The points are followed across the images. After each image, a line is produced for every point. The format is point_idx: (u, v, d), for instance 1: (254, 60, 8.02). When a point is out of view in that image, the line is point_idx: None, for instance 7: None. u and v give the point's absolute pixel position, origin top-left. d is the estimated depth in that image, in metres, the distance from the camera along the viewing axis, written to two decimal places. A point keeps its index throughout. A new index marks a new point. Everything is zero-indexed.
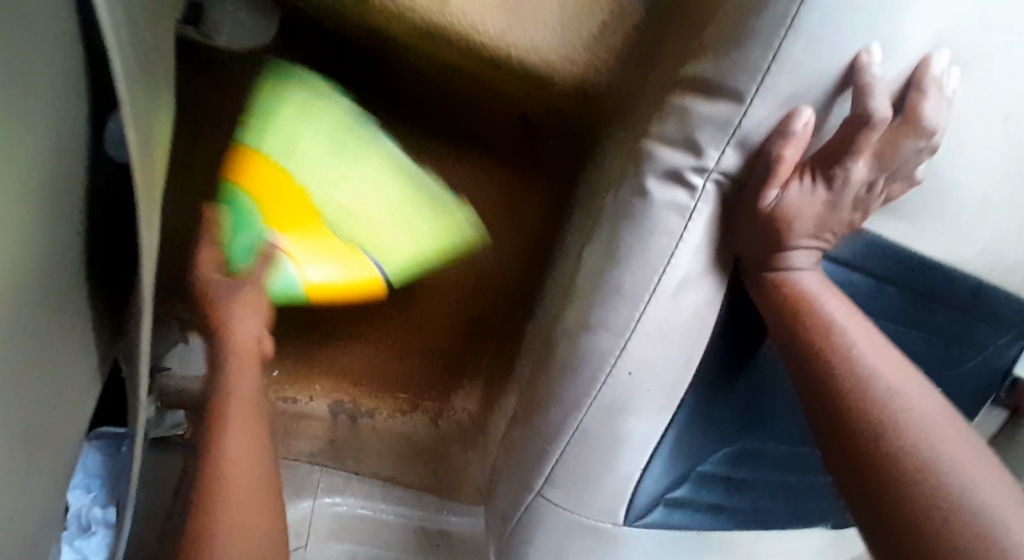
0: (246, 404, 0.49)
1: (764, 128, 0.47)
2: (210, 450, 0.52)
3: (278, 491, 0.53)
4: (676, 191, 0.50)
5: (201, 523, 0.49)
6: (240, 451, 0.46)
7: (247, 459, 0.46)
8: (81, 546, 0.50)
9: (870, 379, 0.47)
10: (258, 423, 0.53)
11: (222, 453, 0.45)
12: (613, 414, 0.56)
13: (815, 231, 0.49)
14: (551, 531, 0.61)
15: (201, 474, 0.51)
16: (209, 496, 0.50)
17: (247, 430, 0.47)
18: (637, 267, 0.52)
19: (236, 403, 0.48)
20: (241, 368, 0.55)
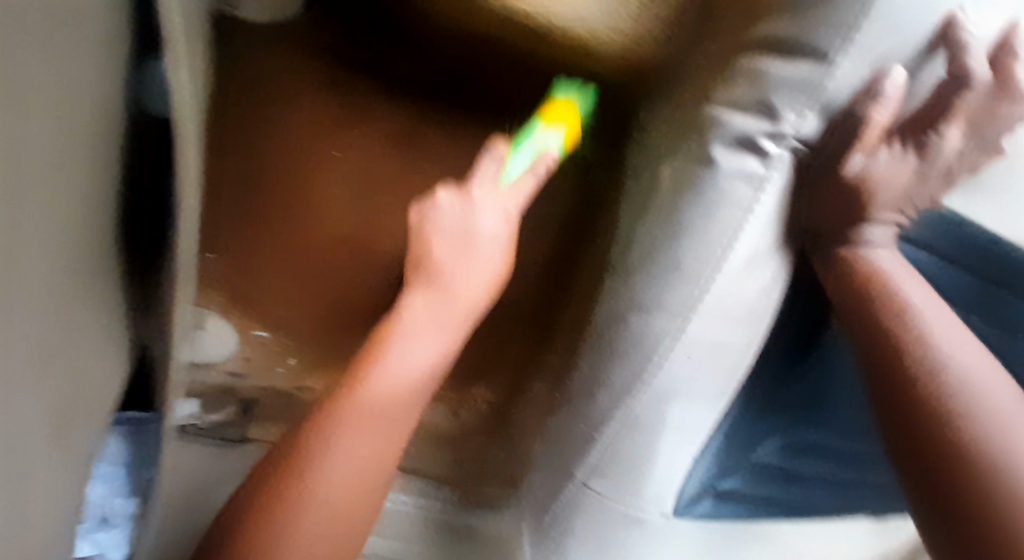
0: (389, 402, 0.45)
1: (850, 89, 0.42)
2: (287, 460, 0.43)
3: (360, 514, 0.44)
4: (747, 159, 0.45)
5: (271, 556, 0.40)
6: (363, 450, 0.43)
7: (362, 476, 0.44)
8: (101, 540, 0.47)
9: (950, 362, 0.42)
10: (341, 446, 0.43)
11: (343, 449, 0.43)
12: (666, 403, 0.52)
13: (899, 203, 0.46)
14: (590, 523, 0.58)
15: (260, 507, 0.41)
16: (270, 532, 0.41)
17: (372, 428, 0.44)
18: (700, 243, 0.47)
19: (381, 398, 0.45)
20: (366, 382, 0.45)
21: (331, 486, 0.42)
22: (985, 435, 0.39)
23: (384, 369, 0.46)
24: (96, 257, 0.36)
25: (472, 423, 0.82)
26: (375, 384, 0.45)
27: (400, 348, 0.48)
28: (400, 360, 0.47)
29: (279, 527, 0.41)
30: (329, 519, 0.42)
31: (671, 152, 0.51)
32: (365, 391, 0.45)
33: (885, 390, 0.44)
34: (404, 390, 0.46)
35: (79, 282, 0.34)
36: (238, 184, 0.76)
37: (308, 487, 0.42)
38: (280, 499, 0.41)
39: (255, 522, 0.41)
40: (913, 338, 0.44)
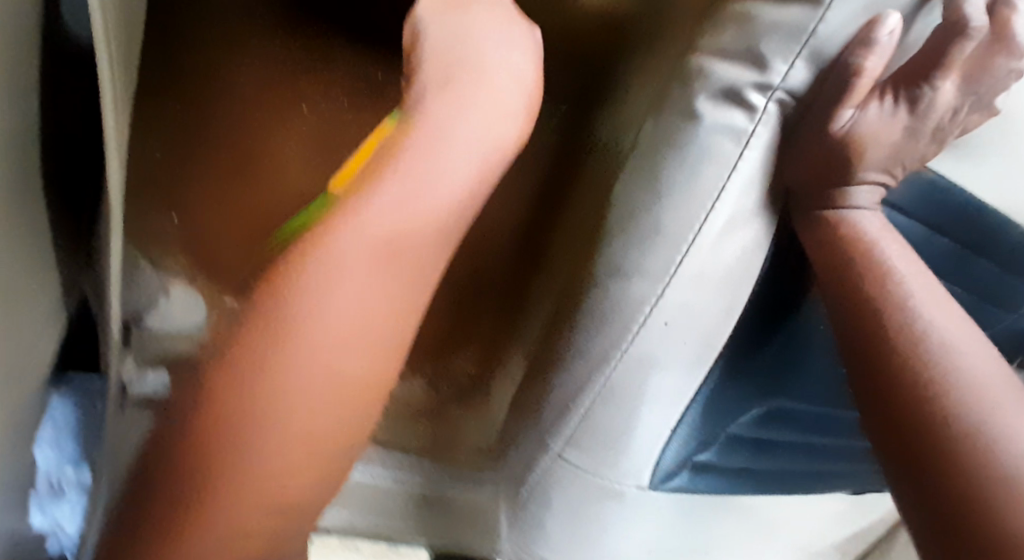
0: (353, 318, 0.37)
1: (843, 36, 0.39)
2: (226, 362, 0.36)
3: (321, 442, 0.39)
4: (731, 112, 0.43)
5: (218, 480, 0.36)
6: (309, 394, 0.37)
7: (308, 420, 0.38)
8: (54, 512, 0.44)
9: (930, 329, 0.41)
10: (290, 358, 0.36)
11: (284, 391, 0.36)
12: (642, 370, 0.50)
13: (886, 162, 0.44)
14: (567, 494, 0.56)
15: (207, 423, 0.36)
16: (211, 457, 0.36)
17: (319, 371, 0.37)
18: (680, 202, 0.45)
19: (331, 329, 0.37)
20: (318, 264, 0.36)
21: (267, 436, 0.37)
22: (967, 403, 0.37)
23: (348, 256, 0.36)
24: (16, 202, 0.33)
25: (449, 395, 0.77)
26: (342, 271, 0.36)
27: (355, 239, 0.36)
28: (357, 264, 0.36)
29: (213, 481, 0.36)
30: (279, 444, 0.37)
31: (654, 107, 0.48)
32: (339, 270, 0.36)
33: (863, 357, 0.42)
34: (375, 302, 0.38)
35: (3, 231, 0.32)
36: (169, 132, 0.62)
37: (265, 392, 0.36)
38: (219, 464, 0.36)
39: (189, 464, 0.36)
40: (894, 304, 0.42)
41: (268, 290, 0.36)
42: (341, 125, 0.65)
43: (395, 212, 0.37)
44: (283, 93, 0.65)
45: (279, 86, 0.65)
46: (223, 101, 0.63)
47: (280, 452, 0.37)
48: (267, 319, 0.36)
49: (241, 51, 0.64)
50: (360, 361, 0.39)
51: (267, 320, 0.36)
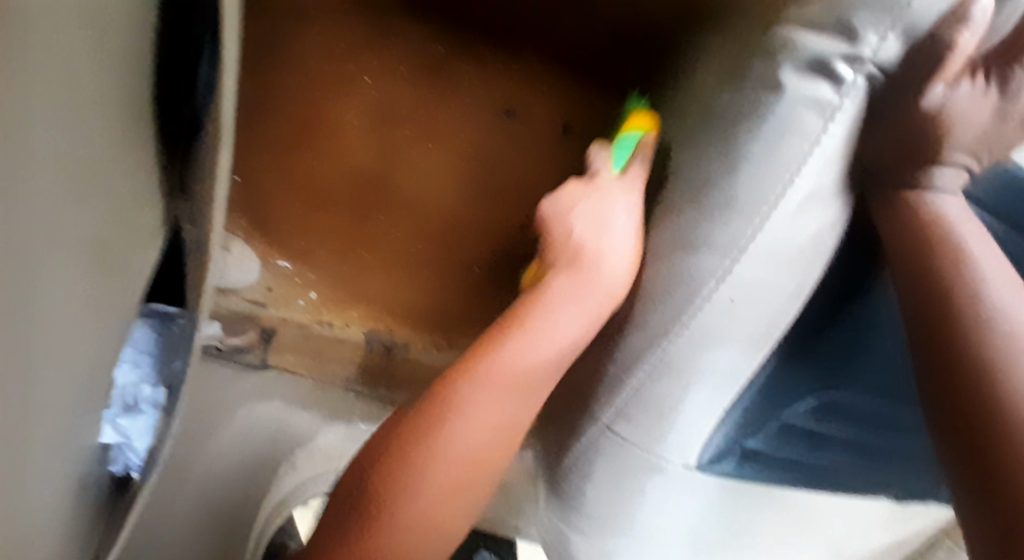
0: (520, 372, 0.47)
1: (936, 13, 0.39)
2: (418, 425, 0.44)
3: (462, 503, 0.45)
4: (818, 85, 0.42)
5: (390, 516, 0.41)
6: (479, 439, 0.45)
7: (452, 497, 0.44)
8: (126, 427, 0.43)
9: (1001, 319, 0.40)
10: (463, 425, 0.44)
11: (437, 476, 0.43)
12: (701, 347, 0.49)
13: (973, 144, 0.43)
14: (611, 467, 0.56)
15: (373, 489, 0.42)
16: (405, 490, 0.42)
17: (478, 430, 0.45)
18: (758, 174, 0.44)
19: (484, 402, 0.45)
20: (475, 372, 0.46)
21: (452, 460, 0.44)
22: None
23: (507, 367, 0.46)
24: (128, 125, 0.34)
25: None
26: (480, 384, 0.46)
27: (513, 344, 0.47)
28: (519, 358, 0.47)
29: (376, 522, 0.41)
30: (431, 510, 0.43)
31: (731, 81, 0.48)
32: (497, 359, 0.46)
33: (935, 343, 0.42)
34: (542, 366, 0.48)
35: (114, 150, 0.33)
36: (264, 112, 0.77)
37: (422, 472, 0.42)
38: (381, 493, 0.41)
39: (367, 500, 0.41)
40: (969, 287, 0.41)
41: (444, 387, 0.46)
42: (403, 98, 0.79)
43: (543, 339, 0.48)
44: (348, 59, 0.78)
45: (328, 64, 0.78)
46: (299, 77, 0.77)
47: (438, 512, 0.43)
48: (450, 397, 0.45)
49: (301, 34, 0.77)
50: (497, 420, 0.46)
51: (450, 398, 0.45)
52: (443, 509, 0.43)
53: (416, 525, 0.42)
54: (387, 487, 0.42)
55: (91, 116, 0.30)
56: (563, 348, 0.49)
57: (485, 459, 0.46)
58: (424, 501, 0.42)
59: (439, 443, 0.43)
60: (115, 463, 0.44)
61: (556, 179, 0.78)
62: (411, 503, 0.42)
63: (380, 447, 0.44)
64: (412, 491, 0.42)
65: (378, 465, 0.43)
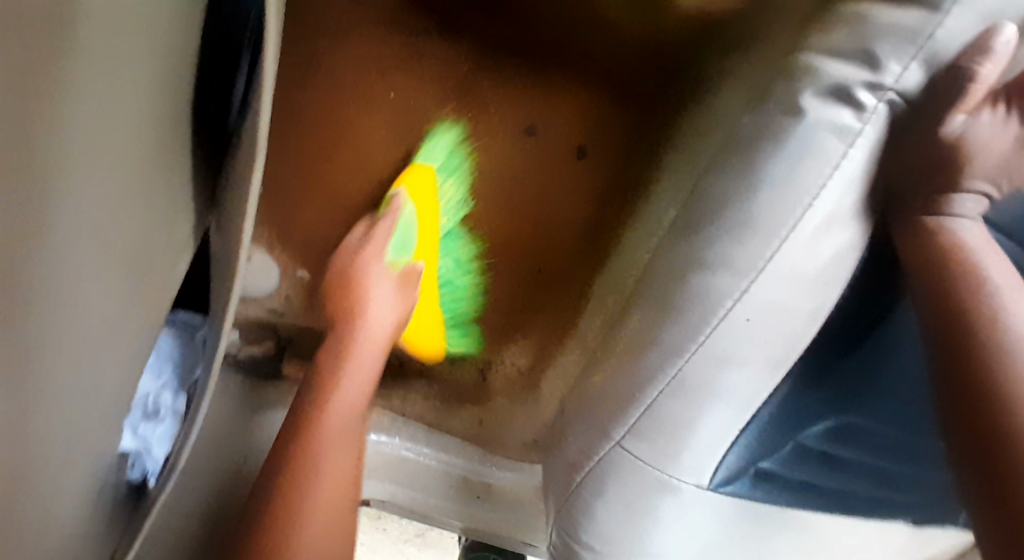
0: (338, 447, 0.55)
1: (958, 44, 0.40)
2: (281, 474, 0.52)
3: (337, 534, 0.53)
4: (839, 111, 0.43)
5: (291, 538, 0.49)
6: (321, 499, 0.52)
7: (334, 481, 0.54)
8: (146, 433, 0.44)
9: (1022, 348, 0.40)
10: (306, 484, 0.52)
11: (320, 473, 0.53)
12: (717, 366, 0.49)
13: (995, 172, 0.43)
14: (624, 485, 0.56)
15: (274, 526, 0.49)
16: (286, 529, 0.50)
17: (341, 440, 0.55)
18: (777, 197, 0.45)
19: (336, 442, 0.54)
20: (318, 430, 0.54)
21: (312, 529, 0.51)
22: None
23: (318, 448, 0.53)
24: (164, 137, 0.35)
25: (501, 384, 0.83)
26: (318, 445, 0.53)
27: (339, 397, 0.56)
28: (343, 431, 0.56)
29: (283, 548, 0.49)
30: (319, 543, 0.51)
31: (752, 105, 0.49)
32: (325, 422, 0.55)
33: (956, 370, 0.42)
34: (343, 461, 0.55)
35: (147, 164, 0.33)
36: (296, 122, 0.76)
37: (291, 519, 0.50)
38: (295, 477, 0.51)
39: (265, 523, 0.50)
40: (988, 314, 0.42)
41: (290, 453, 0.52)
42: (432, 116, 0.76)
43: (361, 362, 0.59)
44: (378, 77, 0.76)
45: (360, 82, 0.76)
46: (329, 92, 0.76)
47: (322, 557, 0.51)
48: (283, 504, 0.50)
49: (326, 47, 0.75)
50: (342, 482, 0.55)
51: (282, 506, 0.50)
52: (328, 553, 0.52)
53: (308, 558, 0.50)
54: (302, 461, 0.52)
55: (130, 128, 0.30)
56: (374, 355, 0.61)
57: (337, 505, 0.54)
58: (303, 553, 0.50)
59: (305, 497, 0.51)
60: (133, 467, 0.43)
61: (583, 200, 0.78)
62: (302, 540, 0.50)
63: (295, 429, 0.54)
64: (297, 526, 0.50)
65: (271, 515, 0.50)
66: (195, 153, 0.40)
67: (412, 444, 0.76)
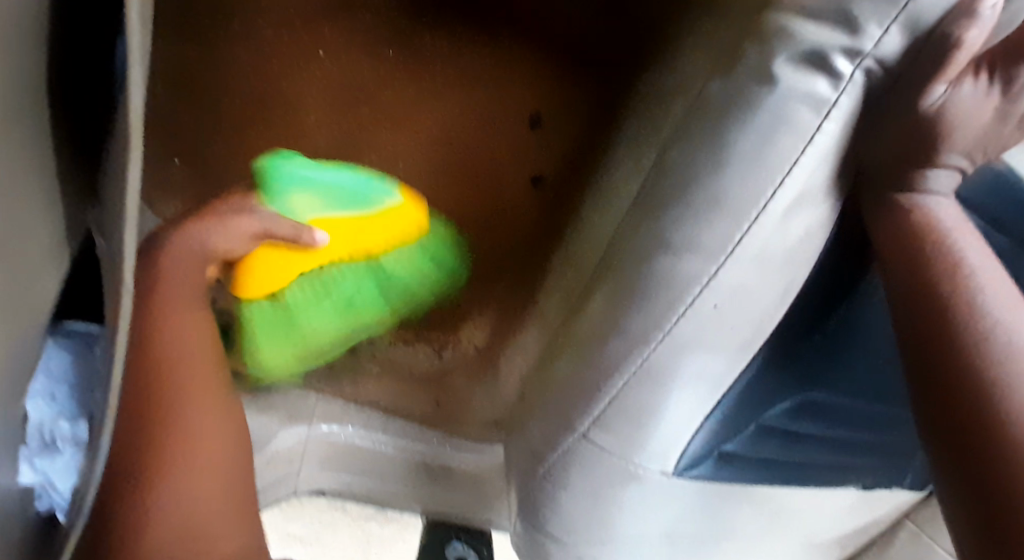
0: (208, 450, 0.42)
1: (942, 6, 0.36)
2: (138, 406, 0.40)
3: (227, 475, 0.43)
4: (814, 79, 0.39)
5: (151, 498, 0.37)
6: (208, 428, 0.43)
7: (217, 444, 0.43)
8: (43, 467, 0.38)
9: (997, 335, 0.38)
10: (200, 408, 0.43)
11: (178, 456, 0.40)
12: (685, 353, 0.46)
13: (971, 147, 0.40)
14: (588, 476, 0.52)
15: (115, 494, 0.37)
16: (152, 468, 0.39)
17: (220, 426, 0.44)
18: (748, 173, 0.41)
19: (178, 362, 0.43)
20: (171, 413, 0.41)
21: (171, 494, 0.38)
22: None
23: (183, 453, 0.40)
24: (21, 125, 0.28)
25: (456, 362, 0.78)
26: (188, 411, 0.42)
27: (191, 405, 0.43)
28: (193, 425, 0.42)
29: (151, 483, 0.38)
30: (200, 479, 0.41)
31: (718, 70, 0.44)
32: (174, 394, 0.42)
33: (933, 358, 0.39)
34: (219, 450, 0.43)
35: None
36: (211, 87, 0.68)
37: (171, 444, 0.40)
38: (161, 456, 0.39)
39: (126, 462, 0.38)
40: (964, 295, 0.39)
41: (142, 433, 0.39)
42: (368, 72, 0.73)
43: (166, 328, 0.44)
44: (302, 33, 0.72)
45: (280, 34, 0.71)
46: (240, 46, 0.70)
47: (210, 480, 0.41)
48: (149, 431, 0.40)
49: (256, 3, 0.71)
50: (227, 428, 0.45)
51: (150, 430, 0.40)
52: (209, 501, 0.41)
53: (170, 505, 0.38)
54: (154, 432, 0.40)
55: None
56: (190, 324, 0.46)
57: (225, 460, 0.44)
58: (170, 495, 0.38)
59: (186, 430, 0.41)
60: (41, 498, 0.39)
61: (536, 170, 0.77)
62: (177, 465, 0.39)
63: (126, 436, 0.40)
64: (177, 450, 0.40)
65: (122, 478, 0.37)
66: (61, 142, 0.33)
67: (366, 432, 0.71)
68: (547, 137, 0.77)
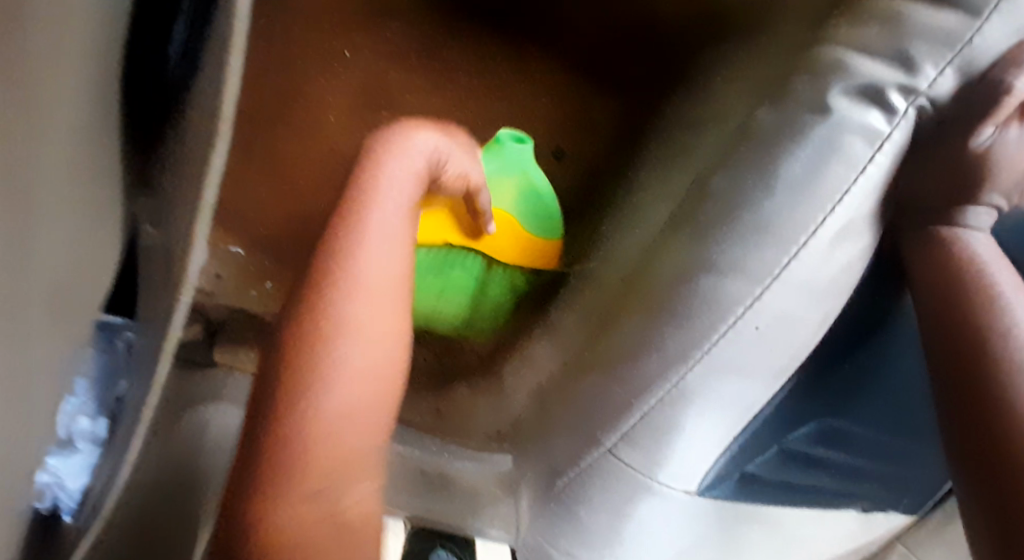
0: (362, 397, 0.35)
1: (995, 51, 0.39)
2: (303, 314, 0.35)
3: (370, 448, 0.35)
4: (869, 112, 0.40)
5: (317, 396, 0.33)
6: (380, 348, 0.36)
7: (362, 397, 0.35)
8: (60, 463, 0.34)
9: None
10: (362, 300, 0.36)
11: (345, 360, 0.34)
12: (721, 374, 0.46)
13: (1015, 186, 0.42)
14: (608, 492, 0.52)
15: (264, 431, 0.33)
16: (311, 377, 0.34)
17: (371, 386, 0.35)
18: (800, 199, 0.41)
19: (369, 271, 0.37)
20: (326, 343, 0.34)
21: (329, 410, 0.33)
22: None
23: (349, 323, 0.35)
24: (104, 110, 0.28)
25: (456, 370, 0.77)
26: (350, 326, 0.35)
27: (356, 305, 0.35)
28: (344, 366, 0.34)
29: (286, 422, 0.33)
30: (349, 402, 0.34)
31: (771, 95, 0.45)
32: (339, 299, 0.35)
33: (966, 389, 0.40)
34: (384, 357, 0.36)
35: (82, 149, 0.26)
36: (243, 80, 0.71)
37: (330, 356, 0.34)
38: (296, 409, 0.33)
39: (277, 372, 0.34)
40: (1002, 331, 0.40)
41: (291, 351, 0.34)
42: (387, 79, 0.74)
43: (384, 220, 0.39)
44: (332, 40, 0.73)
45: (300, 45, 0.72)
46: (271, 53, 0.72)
47: (357, 404, 0.35)
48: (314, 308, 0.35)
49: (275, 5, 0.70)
50: (382, 377, 0.36)
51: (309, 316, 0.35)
52: (354, 419, 0.34)
53: (333, 423, 0.33)
54: (296, 348, 0.34)
55: (68, 109, 0.23)
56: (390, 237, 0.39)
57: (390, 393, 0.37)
58: (335, 402, 0.34)
59: (349, 327, 0.35)
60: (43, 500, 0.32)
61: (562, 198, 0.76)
62: (322, 395, 0.33)
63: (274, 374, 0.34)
64: (325, 380, 0.34)
65: (266, 422, 0.33)
66: None
67: None
68: (571, 166, 0.76)
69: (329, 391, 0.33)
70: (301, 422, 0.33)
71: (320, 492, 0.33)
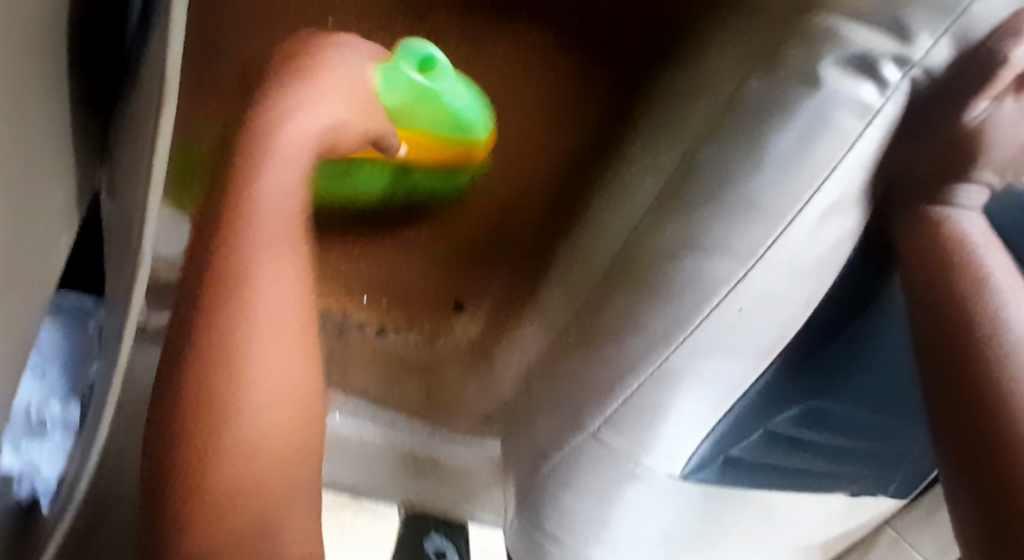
0: (273, 397, 0.37)
1: (997, 15, 0.36)
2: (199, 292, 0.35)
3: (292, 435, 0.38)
4: (861, 84, 0.38)
5: (242, 392, 0.35)
6: (281, 313, 0.38)
7: (277, 385, 0.37)
8: (29, 447, 0.30)
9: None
10: (267, 281, 0.37)
11: (260, 351, 0.36)
12: (706, 355, 0.45)
13: (1007, 162, 0.41)
14: (592, 476, 0.51)
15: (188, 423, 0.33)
16: (221, 373, 0.35)
17: (281, 366, 0.38)
18: (787, 175, 0.40)
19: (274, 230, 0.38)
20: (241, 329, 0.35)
21: (250, 400, 0.36)
22: None
23: (256, 308, 0.36)
24: (49, 78, 0.26)
25: (446, 352, 0.75)
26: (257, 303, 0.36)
27: (263, 283, 0.37)
28: (257, 361, 0.36)
29: (209, 420, 0.34)
30: (268, 389, 0.37)
31: (759, 66, 0.44)
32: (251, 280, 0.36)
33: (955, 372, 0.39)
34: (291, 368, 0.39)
35: (29, 119, 0.24)
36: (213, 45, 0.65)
37: (244, 337, 0.35)
38: (215, 392, 0.34)
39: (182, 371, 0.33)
40: (991, 312, 0.39)
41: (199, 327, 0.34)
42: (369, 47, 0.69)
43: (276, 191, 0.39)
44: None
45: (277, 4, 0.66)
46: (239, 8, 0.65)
47: (274, 390, 0.37)
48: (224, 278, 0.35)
49: None
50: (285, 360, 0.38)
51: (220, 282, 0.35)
52: (269, 397, 0.37)
53: (249, 416, 0.35)
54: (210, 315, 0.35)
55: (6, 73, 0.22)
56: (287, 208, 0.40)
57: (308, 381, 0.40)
58: (258, 402, 0.36)
59: (258, 321, 0.36)
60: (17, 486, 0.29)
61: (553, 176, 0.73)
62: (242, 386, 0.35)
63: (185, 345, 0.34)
64: (241, 366, 0.35)
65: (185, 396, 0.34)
66: (82, 99, 0.31)
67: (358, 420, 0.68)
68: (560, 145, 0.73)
69: (247, 385, 0.35)
70: (232, 420, 0.35)
71: (242, 482, 0.35)
